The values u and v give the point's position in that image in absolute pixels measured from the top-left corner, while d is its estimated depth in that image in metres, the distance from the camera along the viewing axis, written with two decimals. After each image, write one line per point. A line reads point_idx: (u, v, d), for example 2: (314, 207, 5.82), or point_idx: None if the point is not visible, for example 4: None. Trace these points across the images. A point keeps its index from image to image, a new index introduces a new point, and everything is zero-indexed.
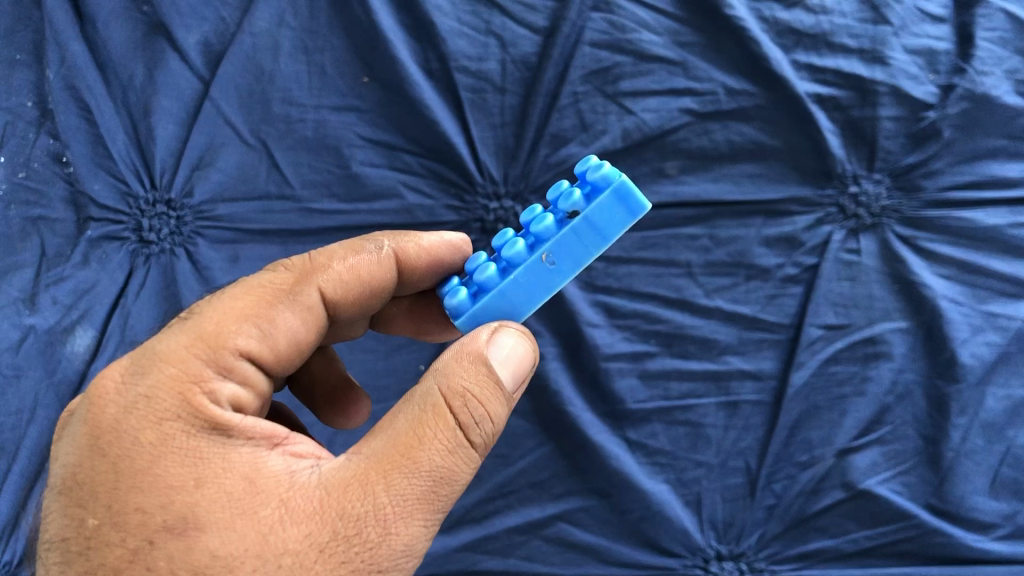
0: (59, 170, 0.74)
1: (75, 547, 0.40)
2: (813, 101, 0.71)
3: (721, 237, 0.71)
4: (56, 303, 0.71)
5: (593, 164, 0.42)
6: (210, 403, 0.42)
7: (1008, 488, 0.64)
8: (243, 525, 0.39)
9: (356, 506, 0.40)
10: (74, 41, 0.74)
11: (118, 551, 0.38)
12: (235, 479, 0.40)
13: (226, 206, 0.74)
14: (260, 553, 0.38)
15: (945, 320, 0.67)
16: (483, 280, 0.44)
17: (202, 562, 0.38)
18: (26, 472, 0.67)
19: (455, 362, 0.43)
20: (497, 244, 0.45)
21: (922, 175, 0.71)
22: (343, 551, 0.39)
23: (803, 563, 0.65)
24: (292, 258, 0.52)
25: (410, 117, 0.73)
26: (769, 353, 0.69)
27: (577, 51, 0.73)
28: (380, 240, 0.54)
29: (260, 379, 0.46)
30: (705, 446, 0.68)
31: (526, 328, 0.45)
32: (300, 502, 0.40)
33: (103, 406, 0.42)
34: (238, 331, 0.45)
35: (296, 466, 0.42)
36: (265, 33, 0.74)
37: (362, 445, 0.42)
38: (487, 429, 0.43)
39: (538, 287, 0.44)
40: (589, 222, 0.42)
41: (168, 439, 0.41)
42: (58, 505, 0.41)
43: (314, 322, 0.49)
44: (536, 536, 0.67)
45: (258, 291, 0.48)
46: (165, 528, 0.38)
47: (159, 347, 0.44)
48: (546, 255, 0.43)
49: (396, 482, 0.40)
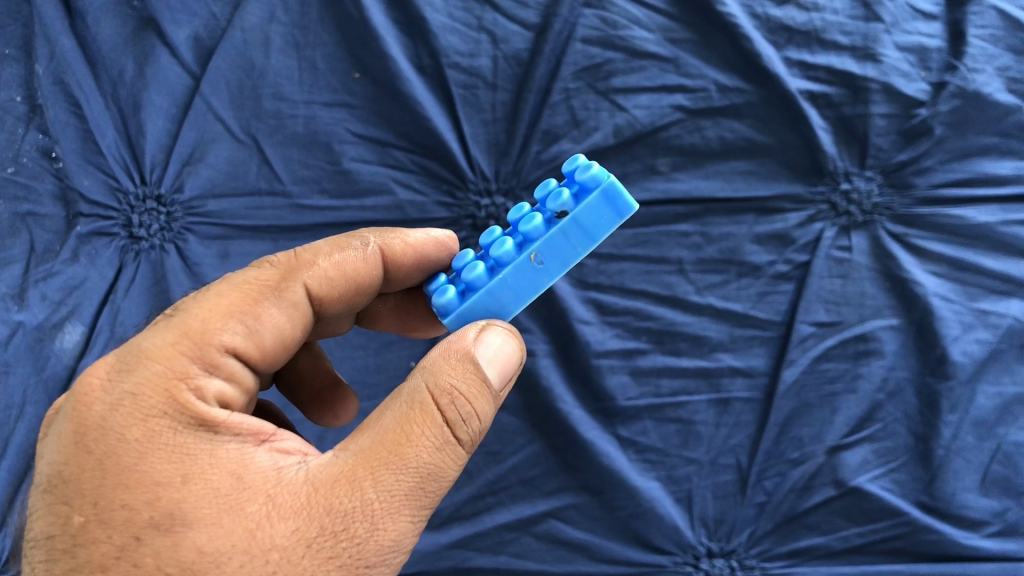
0: (48, 165, 0.73)
1: (61, 544, 0.39)
2: (805, 98, 0.71)
3: (713, 234, 0.71)
4: (45, 299, 0.71)
5: (582, 163, 0.41)
6: (197, 399, 0.42)
7: (998, 485, 0.64)
8: (230, 521, 0.38)
9: (343, 501, 0.39)
10: (63, 35, 0.74)
11: (105, 548, 0.38)
12: (222, 475, 0.40)
13: (216, 202, 0.73)
14: (248, 549, 0.38)
15: (937, 317, 0.67)
16: (471, 278, 0.44)
17: (189, 558, 0.37)
18: (14, 470, 0.66)
19: (442, 360, 0.43)
20: (485, 242, 0.45)
21: (914, 173, 0.70)
22: (331, 546, 0.38)
23: (794, 560, 0.65)
24: (277, 254, 0.52)
25: (400, 113, 0.73)
26: (760, 350, 0.69)
27: (569, 48, 0.73)
28: (366, 237, 0.54)
29: (246, 375, 0.46)
30: (696, 443, 0.68)
31: (514, 327, 0.44)
32: (287, 498, 0.39)
33: (88, 403, 0.42)
34: (224, 327, 0.45)
35: (283, 462, 0.41)
36: (256, 29, 0.74)
37: (350, 442, 0.41)
38: (475, 427, 0.43)
39: (526, 287, 0.44)
40: (578, 222, 0.41)
41: (155, 436, 0.40)
42: (43, 503, 0.41)
43: (300, 318, 0.49)
44: (526, 533, 0.66)
45: (244, 287, 0.47)
46: (152, 524, 0.38)
47: (144, 343, 0.44)
48: (534, 255, 0.43)
49: (384, 478, 0.40)
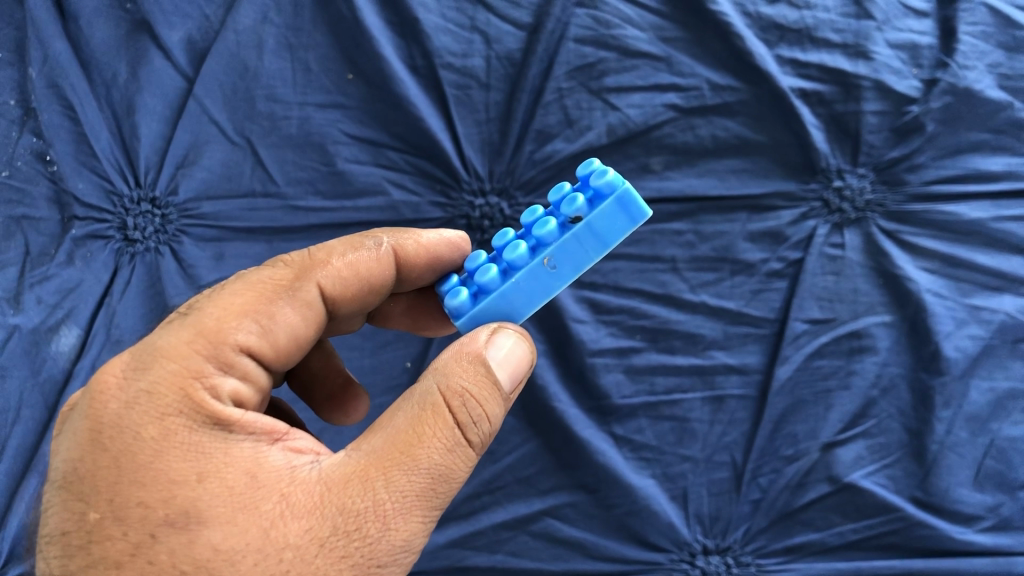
0: (42, 168, 0.73)
1: (76, 541, 0.39)
2: (797, 96, 0.71)
3: (706, 232, 0.71)
4: (40, 302, 0.71)
5: (597, 169, 0.41)
6: (211, 399, 0.42)
7: (992, 480, 0.64)
8: (244, 520, 0.38)
9: (356, 501, 0.39)
10: (57, 39, 0.74)
11: (120, 545, 0.38)
12: (237, 473, 0.40)
13: (210, 204, 0.73)
14: (261, 547, 0.38)
15: (929, 313, 0.67)
16: (484, 281, 0.44)
17: (204, 556, 0.38)
18: (12, 471, 0.66)
19: (454, 361, 0.43)
20: (497, 245, 0.45)
21: (906, 169, 0.71)
22: (343, 545, 0.39)
23: (789, 557, 0.66)
24: (291, 253, 0.52)
25: (394, 114, 0.73)
26: (754, 347, 0.69)
27: (562, 47, 0.73)
28: (379, 237, 0.54)
29: (260, 375, 0.46)
30: (691, 440, 0.68)
31: (525, 330, 0.45)
32: (301, 497, 0.40)
33: (104, 401, 0.42)
34: (238, 327, 0.45)
35: (296, 461, 0.41)
36: (249, 31, 0.74)
37: (362, 442, 0.42)
38: (485, 429, 0.43)
39: (538, 290, 0.44)
40: (591, 228, 0.41)
41: (170, 435, 0.40)
42: (58, 499, 0.41)
43: (314, 318, 0.49)
44: (523, 532, 0.67)
45: (258, 286, 0.47)
46: (167, 522, 0.38)
47: (159, 342, 0.44)
48: (547, 259, 0.43)
49: (396, 479, 0.40)
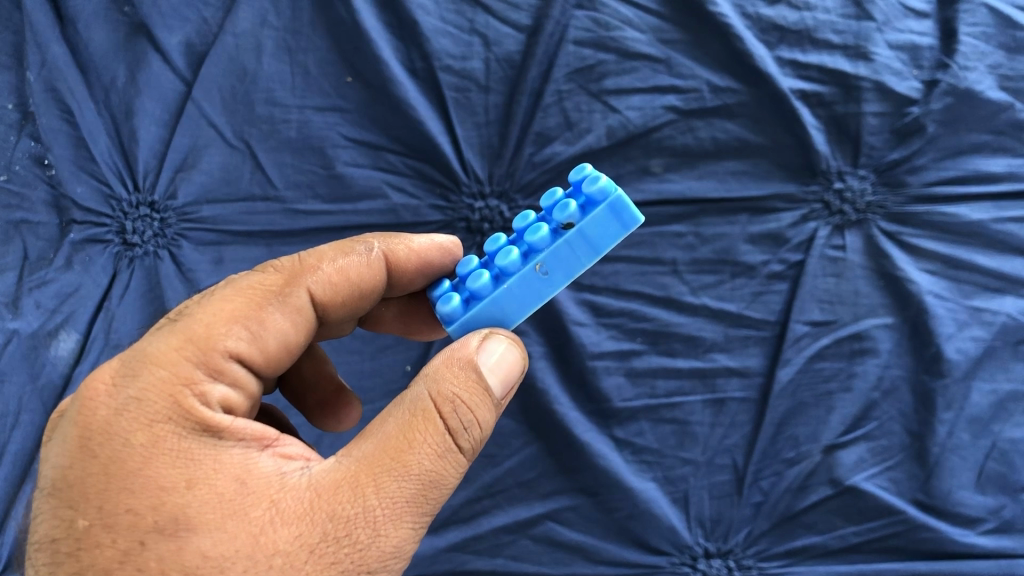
0: (41, 172, 0.73)
1: (65, 548, 0.39)
2: (798, 98, 0.71)
3: (706, 235, 0.71)
4: (39, 307, 0.71)
5: (590, 175, 0.41)
6: (201, 405, 0.42)
7: (995, 482, 0.64)
8: (234, 526, 0.38)
9: (346, 507, 0.39)
10: (55, 42, 0.74)
11: (109, 552, 0.38)
12: (227, 480, 0.40)
13: (209, 207, 0.73)
14: (251, 554, 0.38)
15: (931, 314, 0.67)
16: (476, 287, 0.44)
17: (193, 563, 0.37)
18: (11, 477, 0.66)
19: (445, 368, 0.43)
20: (489, 250, 0.45)
21: (907, 171, 0.71)
22: (333, 551, 0.38)
23: (791, 560, 0.65)
24: (282, 258, 0.52)
25: (393, 117, 0.73)
26: (755, 350, 0.69)
27: (561, 50, 0.73)
28: (371, 242, 0.54)
29: (251, 381, 0.46)
30: (692, 443, 0.68)
31: (517, 336, 0.45)
32: (291, 503, 0.39)
33: (94, 408, 0.42)
34: (228, 333, 0.45)
35: (286, 467, 0.41)
36: (247, 34, 0.73)
37: (352, 448, 0.41)
38: (476, 435, 0.43)
39: (530, 296, 0.44)
40: (583, 234, 0.41)
41: (159, 441, 0.40)
42: (48, 506, 0.40)
43: (304, 324, 0.49)
44: (523, 536, 0.66)
45: (248, 292, 0.47)
46: (157, 529, 0.38)
47: (149, 349, 0.44)
48: (539, 265, 0.43)
49: (386, 485, 0.40)
